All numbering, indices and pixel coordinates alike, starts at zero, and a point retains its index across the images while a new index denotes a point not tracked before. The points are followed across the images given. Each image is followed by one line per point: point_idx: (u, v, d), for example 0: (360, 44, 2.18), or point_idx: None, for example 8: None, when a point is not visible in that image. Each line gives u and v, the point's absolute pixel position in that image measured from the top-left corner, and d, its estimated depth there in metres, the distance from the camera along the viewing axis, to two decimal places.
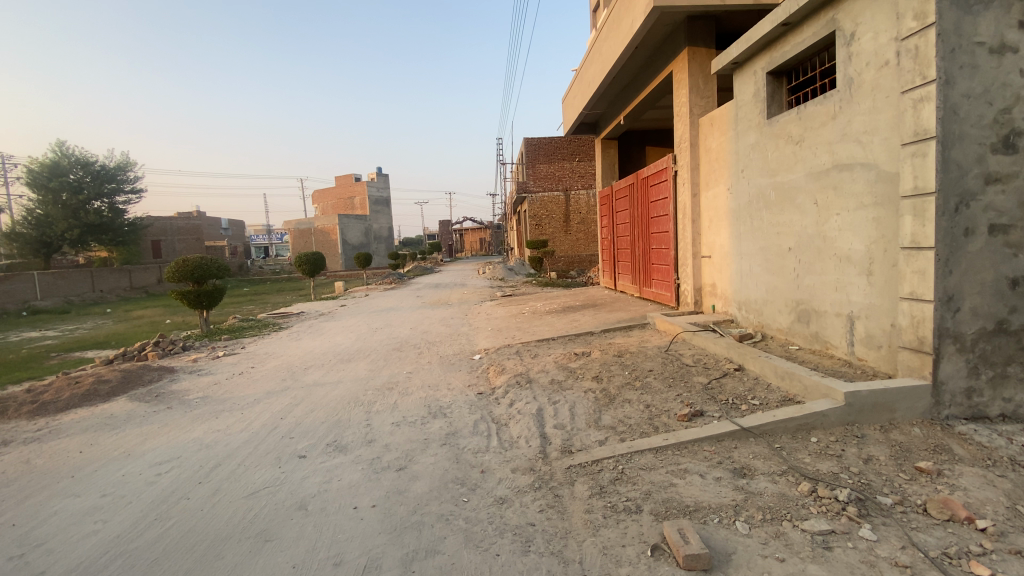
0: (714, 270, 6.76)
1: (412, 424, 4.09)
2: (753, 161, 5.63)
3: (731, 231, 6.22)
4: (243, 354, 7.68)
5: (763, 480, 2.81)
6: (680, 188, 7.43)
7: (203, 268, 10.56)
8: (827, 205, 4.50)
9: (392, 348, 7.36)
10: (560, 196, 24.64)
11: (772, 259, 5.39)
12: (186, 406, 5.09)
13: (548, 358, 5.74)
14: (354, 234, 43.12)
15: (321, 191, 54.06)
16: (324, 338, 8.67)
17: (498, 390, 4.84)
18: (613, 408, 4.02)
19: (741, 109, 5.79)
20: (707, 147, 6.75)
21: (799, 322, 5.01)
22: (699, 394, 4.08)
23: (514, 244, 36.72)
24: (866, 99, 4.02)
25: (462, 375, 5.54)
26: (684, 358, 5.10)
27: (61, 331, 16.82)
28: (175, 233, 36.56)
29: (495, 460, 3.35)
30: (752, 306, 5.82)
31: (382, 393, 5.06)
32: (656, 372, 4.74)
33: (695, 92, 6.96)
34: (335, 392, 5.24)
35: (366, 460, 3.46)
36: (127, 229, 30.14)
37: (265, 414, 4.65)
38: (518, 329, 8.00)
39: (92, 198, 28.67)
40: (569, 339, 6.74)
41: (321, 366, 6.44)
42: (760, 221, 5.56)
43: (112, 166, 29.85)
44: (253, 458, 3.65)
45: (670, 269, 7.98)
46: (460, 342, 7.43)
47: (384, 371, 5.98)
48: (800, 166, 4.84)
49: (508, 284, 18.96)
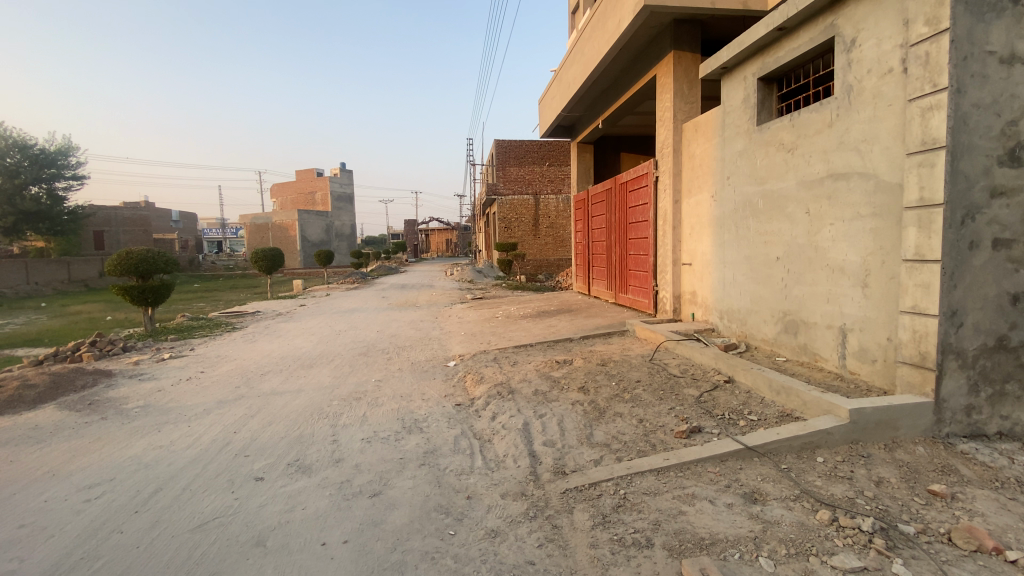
0: (695, 277, 6.64)
1: (385, 440, 3.70)
2: (740, 168, 5.52)
3: (715, 238, 6.11)
4: (192, 357, 7.01)
5: (778, 506, 2.60)
6: (661, 193, 7.30)
7: (149, 261, 9.72)
8: (820, 215, 4.41)
9: (358, 353, 6.87)
10: (530, 200, 24.48)
11: (758, 268, 5.28)
12: (122, 417, 4.49)
13: (528, 366, 5.44)
14: (315, 231, 41.70)
15: (281, 185, 52.08)
16: (283, 341, 8.07)
17: (478, 401, 4.50)
18: (605, 422, 3.75)
19: (729, 115, 5.69)
20: (690, 153, 6.64)
21: (785, 334, 4.90)
22: (693, 408, 3.87)
23: (481, 246, 36.35)
24: (866, 106, 3.93)
25: (437, 384, 5.17)
26: (670, 368, 4.90)
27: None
28: (121, 224, 34.23)
29: (482, 483, 3.01)
30: (735, 316, 5.71)
31: (350, 404, 4.63)
32: (644, 384, 4.51)
33: (680, 97, 6.85)
34: (296, 402, 4.76)
35: (334, 484, 3.06)
36: (67, 218, 28.01)
37: (215, 428, 4.14)
38: (492, 334, 7.66)
39: (29, 182, 26.44)
40: (548, 346, 6.46)
41: (281, 372, 5.90)
42: (746, 229, 5.45)
43: (53, 149, 27.68)
44: (201, 482, 3.17)
45: (648, 276, 7.84)
46: (432, 348, 7.04)
47: (351, 378, 5.52)
48: (791, 174, 4.74)
49: (476, 286, 18.59)
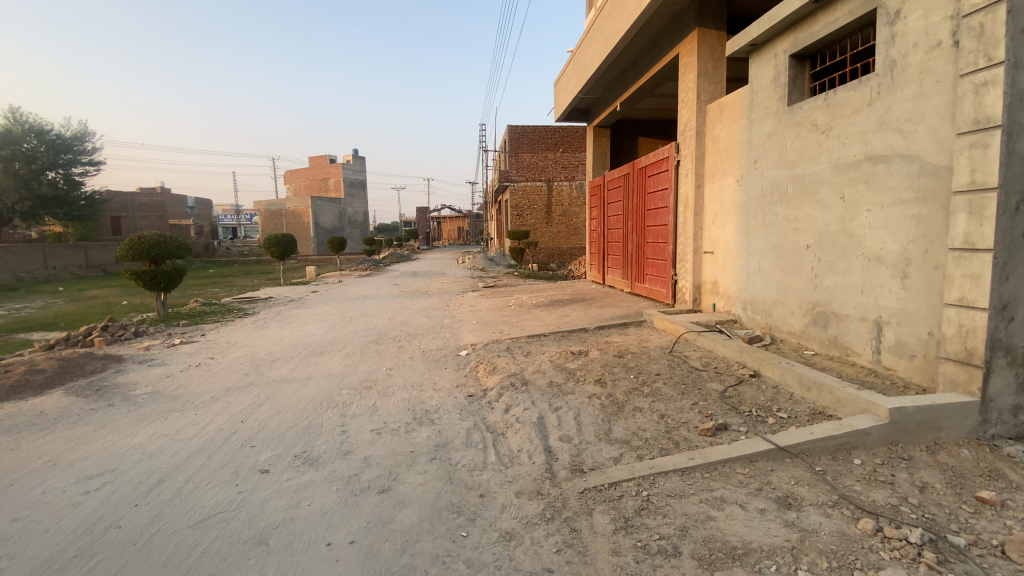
0: (716, 266, 6.39)
1: (394, 432, 3.57)
2: (769, 151, 5.24)
3: (739, 226, 5.85)
4: (202, 343, 6.95)
5: (815, 513, 2.42)
6: (682, 179, 7.03)
7: (160, 247, 9.68)
8: (857, 201, 4.14)
9: (368, 341, 6.75)
10: (543, 187, 24.12)
11: (785, 257, 5.03)
12: (129, 404, 4.41)
13: (542, 357, 5.27)
14: (327, 218, 41.75)
15: (294, 172, 52.15)
16: (293, 327, 7.99)
17: (490, 392, 4.34)
18: (624, 418, 3.58)
19: (757, 95, 5.39)
20: (714, 136, 6.35)
21: (815, 326, 4.65)
22: (718, 404, 3.67)
23: (493, 233, 36.08)
24: (911, 83, 3.65)
25: (449, 373, 5.03)
26: (692, 361, 4.70)
27: (6, 309, 15.54)
28: (137, 209, 34.54)
29: (495, 480, 2.86)
30: (760, 307, 5.46)
31: (359, 393, 4.51)
32: (665, 377, 4.32)
33: (703, 77, 6.55)
34: (304, 390, 4.64)
35: (341, 478, 2.93)
36: (84, 204, 28.30)
37: (221, 416, 4.04)
38: (505, 323, 7.49)
39: (47, 168, 26.69)
40: (562, 336, 6.28)
41: (290, 359, 5.80)
42: (773, 215, 5.19)
43: (69, 135, 27.92)
44: (204, 474, 3.06)
45: (666, 264, 7.59)
46: (444, 336, 6.90)
47: (361, 367, 5.40)
48: (825, 157, 4.46)
49: (488, 274, 18.42)
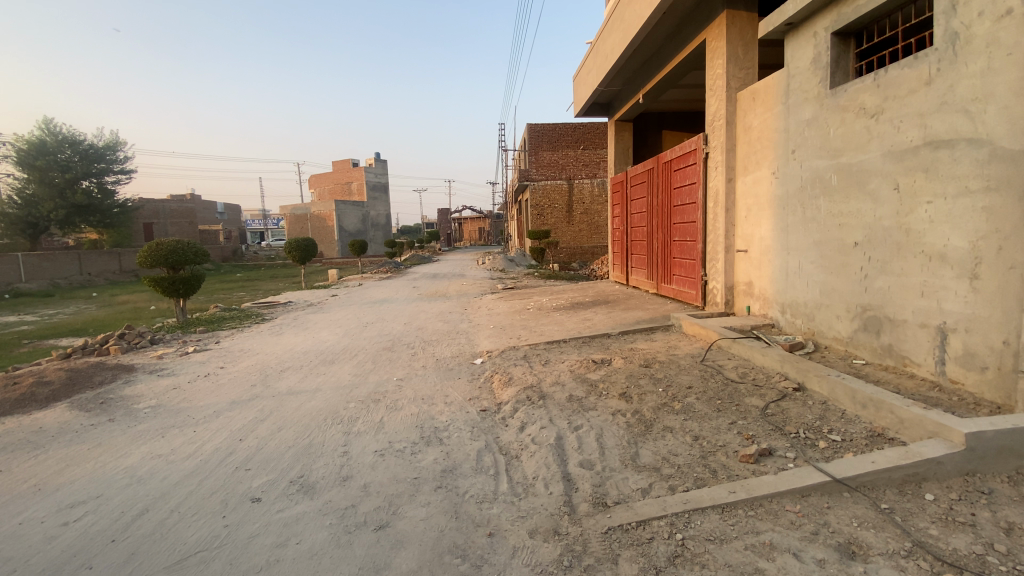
0: (751, 266, 5.92)
1: (399, 454, 3.27)
2: (809, 140, 4.78)
3: (776, 222, 5.39)
4: (215, 351, 6.81)
5: (886, 567, 2.01)
6: (712, 172, 6.58)
7: (178, 253, 9.66)
8: (915, 191, 3.66)
9: (381, 348, 6.50)
10: (564, 185, 23.68)
11: (830, 256, 4.56)
12: (130, 420, 4.24)
13: (562, 366, 4.92)
14: (350, 221, 42.11)
15: (318, 176, 52.88)
16: (308, 334, 7.80)
17: (505, 407, 4.01)
18: (652, 439, 3.21)
19: (795, 79, 4.93)
20: (746, 126, 5.89)
21: (865, 333, 4.19)
22: (759, 424, 3.27)
23: (513, 234, 35.78)
24: (979, 55, 3.17)
25: (462, 385, 4.72)
26: (727, 372, 4.28)
27: (41, 315, 15.97)
28: (167, 216, 35.41)
29: (506, 516, 2.53)
30: (801, 310, 5.00)
31: (366, 408, 4.24)
32: (698, 390, 3.92)
33: (733, 63, 6.09)
34: (309, 404, 4.39)
35: (336, 511, 2.64)
36: (117, 211, 29.11)
37: (221, 434, 3.81)
38: (523, 328, 7.15)
39: (82, 177, 27.53)
40: (584, 342, 5.91)
41: (299, 369, 5.58)
42: (816, 210, 4.73)
43: (101, 145, 28.75)
44: (192, 503, 2.82)
45: (695, 264, 7.15)
46: (459, 342, 6.60)
47: (371, 377, 5.13)
48: (876, 143, 4.00)
49: (509, 275, 18.12)
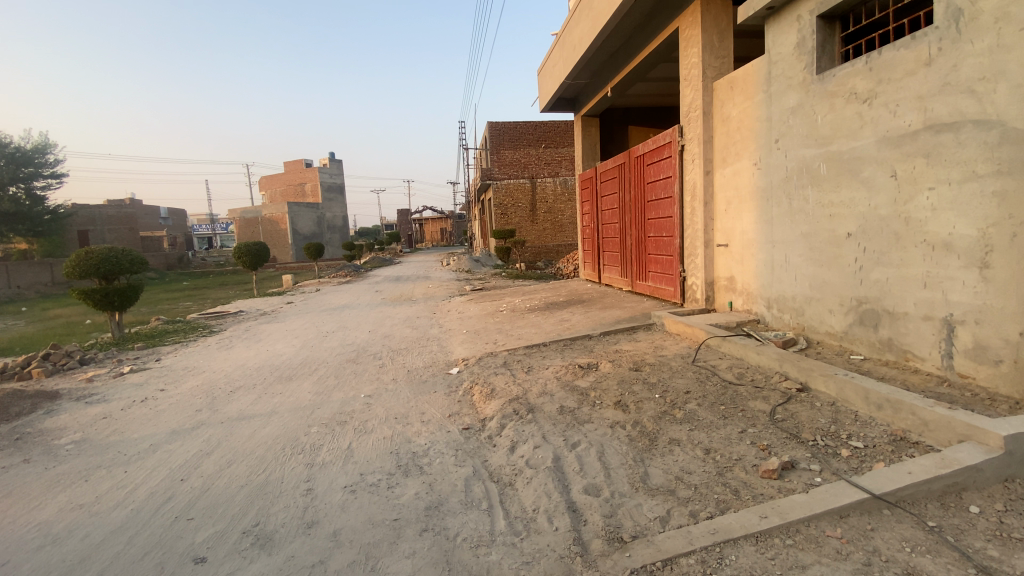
0: (733, 261, 5.74)
1: (374, 488, 2.82)
2: (795, 128, 4.60)
3: (759, 214, 5.21)
4: (156, 370, 6.07)
5: None
6: (688, 165, 6.38)
7: (112, 262, 8.71)
8: (914, 178, 3.50)
9: (345, 360, 5.95)
10: (527, 184, 23.44)
11: (819, 248, 4.39)
12: (48, 460, 3.58)
13: (546, 373, 4.55)
14: (306, 224, 40.53)
15: (270, 178, 50.78)
16: (262, 346, 7.12)
17: (490, 424, 3.61)
18: (659, 455, 2.89)
19: (778, 65, 4.76)
20: (724, 116, 5.71)
21: (862, 327, 4.02)
22: (772, 432, 3.01)
23: (476, 234, 35.34)
24: (985, 33, 3.02)
25: (438, 399, 4.29)
26: (723, 373, 4.03)
27: None
28: (105, 223, 32.94)
29: (509, 563, 2.14)
30: (789, 305, 4.84)
31: (332, 432, 3.74)
32: (697, 395, 3.64)
33: (709, 51, 5.91)
34: (265, 431, 3.84)
35: (302, 569, 2.17)
36: (48, 218, 26.82)
37: (158, 473, 3.24)
38: (498, 332, 6.74)
39: (7, 183, 25.17)
40: (565, 345, 5.58)
41: (254, 388, 4.98)
42: (803, 201, 4.55)
43: (29, 147, 26.43)
44: (118, 569, 2.28)
45: (672, 260, 6.95)
46: (431, 350, 6.15)
47: (336, 395, 4.61)
48: (870, 129, 3.83)
49: (476, 276, 17.69)
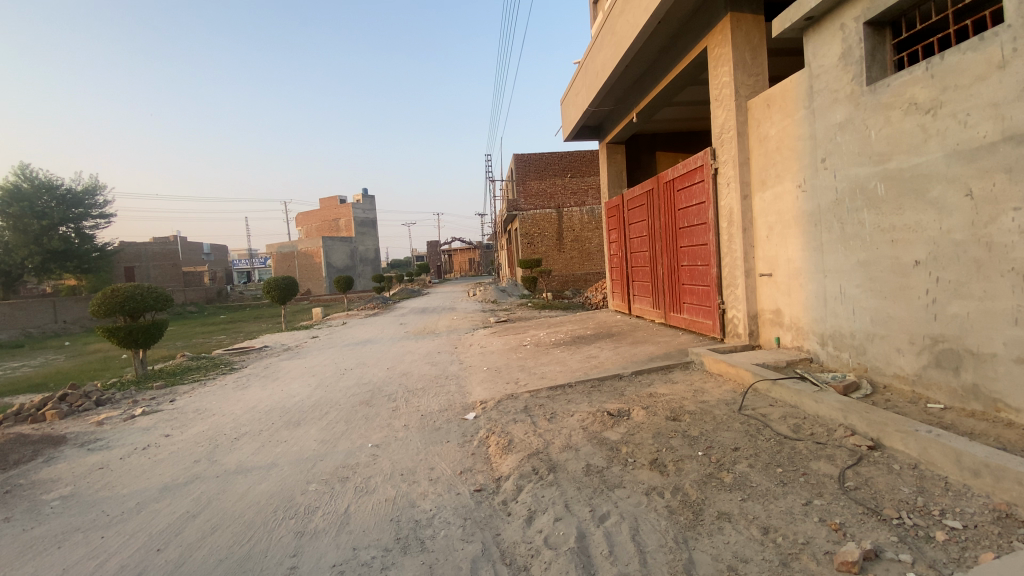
0: (778, 292, 5.21)
1: (364, 570, 2.41)
2: (845, 145, 4.13)
3: (806, 240, 4.70)
4: (166, 413, 5.86)
5: None
6: (723, 189, 5.93)
7: (137, 299, 8.75)
8: (996, 196, 2.98)
9: (357, 402, 5.61)
10: (553, 213, 23.25)
11: (881, 278, 3.85)
12: (29, 520, 3.31)
13: (571, 421, 4.09)
14: (338, 257, 41.37)
15: (304, 214, 52.51)
16: (277, 386, 6.87)
17: (505, 485, 3.17)
18: (706, 535, 2.39)
19: (820, 79, 4.34)
20: (761, 136, 5.28)
21: (938, 370, 3.44)
22: (843, 506, 2.47)
23: (503, 264, 35.25)
24: None
25: (451, 451, 3.88)
26: (776, 426, 3.49)
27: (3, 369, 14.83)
28: (149, 259, 34.35)
29: None
30: (847, 343, 4.27)
31: (331, 491, 3.37)
32: (748, 453, 3.12)
33: (740, 69, 5.54)
34: (258, 489, 3.49)
35: None
36: (95, 256, 28.10)
37: (135, 542, 2.91)
38: (521, 370, 6.31)
39: (59, 223, 26.59)
40: (593, 387, 5.10)
41: (258, 435, 4.66)
42: (859, 226, 4.05)
43: (80, 190, 27.99)
44: None
45: (709, 291, 6.43)
46: (449, 391, 5.77)
47: (342, 444, 4.24)
48: (935, 142, 3.34)
49: (502, 307, 17.36)
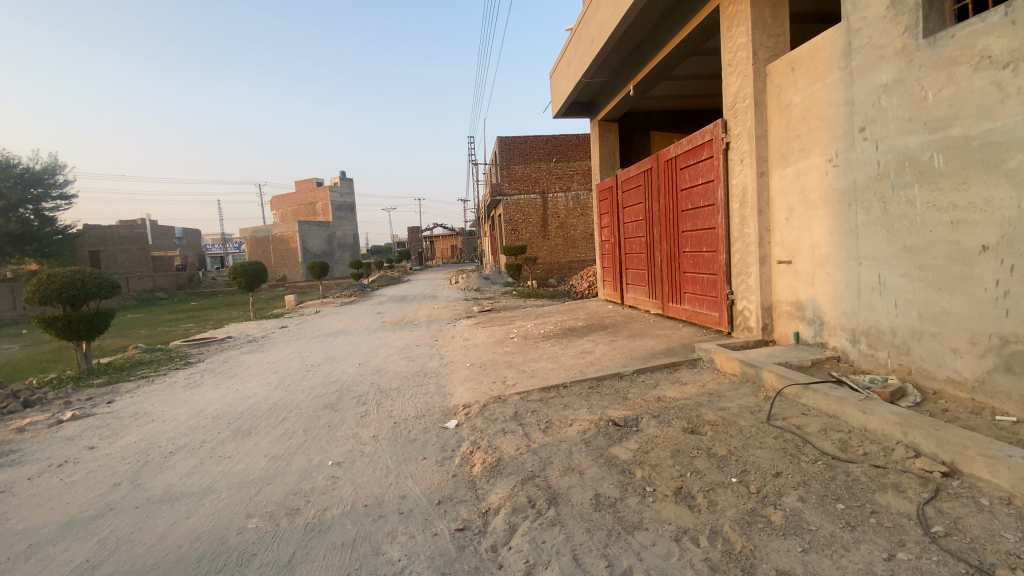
0: (799, 282, 4.65)
1: None
2: (891, 111, 3.54)
3: (836, 223, 4.13)
4: (100, 417, 5.03)
5: None
6: (736, 166, 5.33)
7: (77, 286, 7.79)
8: None
9: (322, 406, 4.91)
10: (537, 199, 22.58)
11: (935, 267, 3.29)
12: None
13: (571, 432, 3.47)
14: (316, 242, 40.06)
15: (281, 198, 50.87)
16: (232, 385, 6.08)
17: (495, 523, 2.52)
18: None
19: (862, 33, 3.72)
20: (783, 105, 4.67)
21: (1008, 376, 2.90)
22: (939, 563, 1.89)
23: (485, 252, 34.53)
24: None
25: (429, 471, 3.22)
26: (820, 443, 2.90)
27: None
28: (116, 243, 32.57)
29: None
30: (885, 340, 3.72)
31: (277, 529, 2.68)
32: (794, 481, 2.53)
33: (760, 28, 4.90)
34: (185, 525, 2.78)
35: None
36: (58, 239, 26.52)
37: None
38: (508, 366, 5.66)
39: (16, 204, 24.92)
40: (591, 388, 4.48)
41: (198, 449, 3.92)
42: (908, 205, 3.46)
43: (39, 168, 26.26)
44: None
45: (715, 280, 5.86)
46: (427, 391, 5.11)
47: (297, 461, 3.55)
48: (1017, 102, 2.75)
49: (485, 295, 16.72)
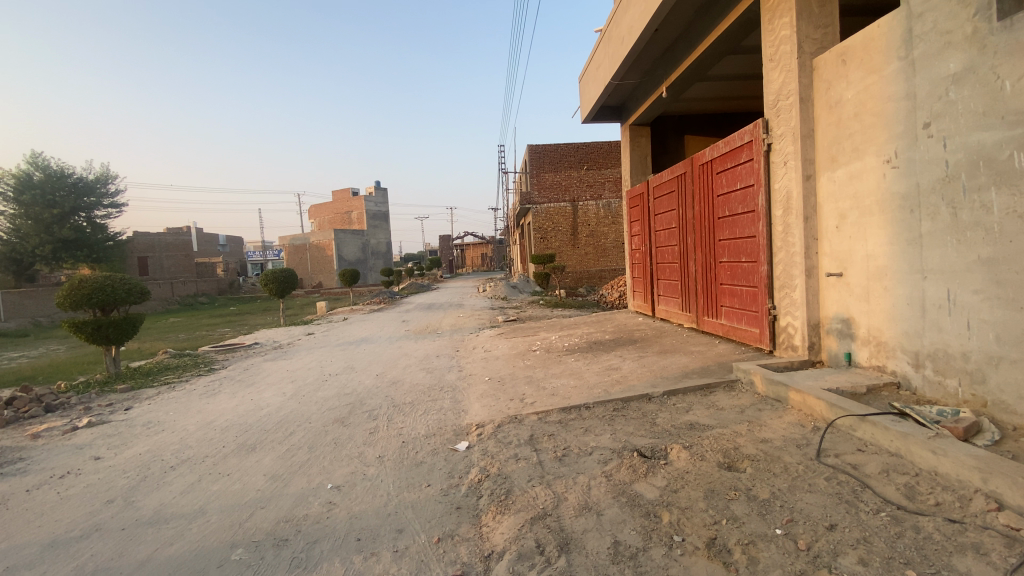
0: (851, 296, 4.17)
1: None
2: (961, 103, 3.09)
3: (896, 231, 3.66)
4: (114, 425, 4.98)
5: None
6: (779, 169, 4.90)
7: (106, 291, 7.93)
8: None
9: (332, 419, 4.71)
10: (567, 207, 22.24)
11: (1019, 283, 2.81)
12: None
13: (592, 462, 3.12)
14: (349, 250, 40.80)
15: (318, 207, 52.18)
16: (249, 394, 5.99)
17: (497, 571, 2.21)
18: None
19: (925, 18, 3.29)
20: (832, 101, 4.24)
21: None
22: None
23: (515, 261, 34.30)
24: None
25: (433, 501, 2.93)
26: (882, 489, 2.47)
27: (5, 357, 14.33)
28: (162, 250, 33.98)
29: None
30: (956, 366, 3.23)
31: (259, 563, 2.43)
32: (852, 538, 2.11)
33: (805, 19, 4.48)
34: (167, 552, 2.58)
35: None
36: (109, 246, 27.84)
37: None
38: (529, 382, 5.35)
39: (71, 212, 26.26)
40: (617, 410, 4.12)
41: (200, 464, 3.76)
42: (985, 210, 2.98)
43: (92, 178, 27.62)
44: None
45: (755, 293, 5.42)
46: (442, 407, 4.85)
47: (296, 483, 3.33)
48: None
49: (513, 305, 16.45)
